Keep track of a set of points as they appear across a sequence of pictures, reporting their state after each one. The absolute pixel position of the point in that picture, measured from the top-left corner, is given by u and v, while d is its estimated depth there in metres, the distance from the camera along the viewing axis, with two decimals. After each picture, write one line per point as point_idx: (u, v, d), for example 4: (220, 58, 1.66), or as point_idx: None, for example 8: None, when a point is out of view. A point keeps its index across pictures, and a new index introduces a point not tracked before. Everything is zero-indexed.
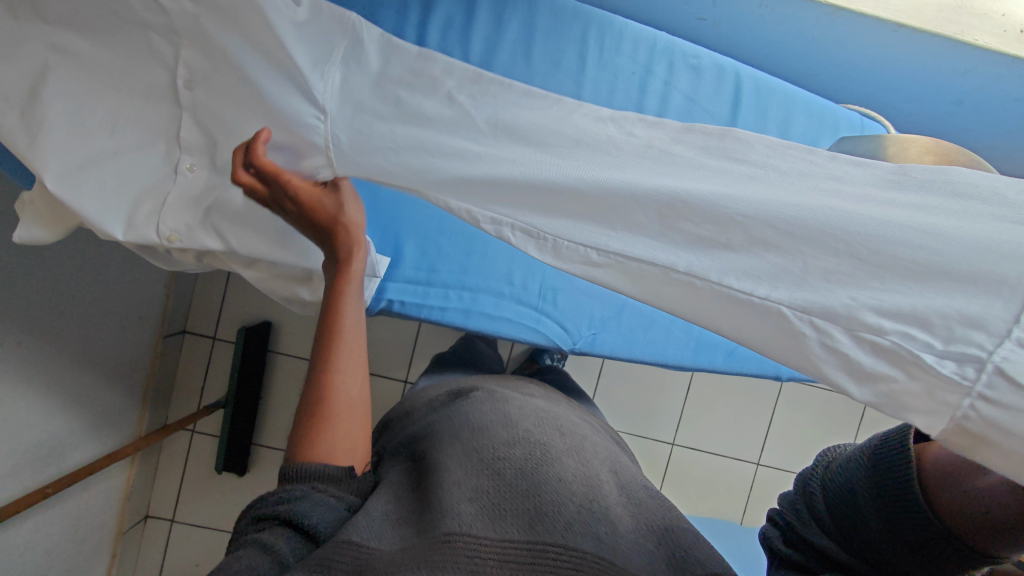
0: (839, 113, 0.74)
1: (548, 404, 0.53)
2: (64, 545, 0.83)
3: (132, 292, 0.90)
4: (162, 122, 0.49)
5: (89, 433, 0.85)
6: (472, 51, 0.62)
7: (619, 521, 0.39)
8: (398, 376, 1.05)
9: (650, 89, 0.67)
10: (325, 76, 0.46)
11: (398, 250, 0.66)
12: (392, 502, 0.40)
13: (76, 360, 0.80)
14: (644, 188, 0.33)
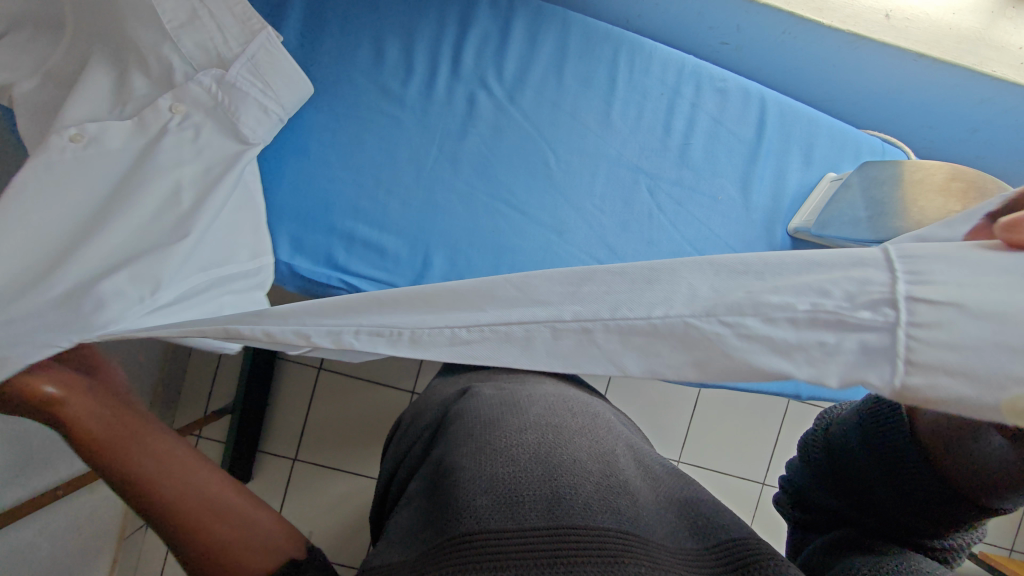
0: (863, 139, 0.74)
1: (557, 389, 0.54)
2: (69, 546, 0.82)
3: None
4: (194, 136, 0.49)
5: None
6: (505, 69, 0.65)
7: (640, 495, 0.38)
8: (405, 387, 1.06)
9: (678, 110, 0.69)
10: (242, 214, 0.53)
11: (427, 262, 0.60)
12: (409, 515, 0.40)
13: None
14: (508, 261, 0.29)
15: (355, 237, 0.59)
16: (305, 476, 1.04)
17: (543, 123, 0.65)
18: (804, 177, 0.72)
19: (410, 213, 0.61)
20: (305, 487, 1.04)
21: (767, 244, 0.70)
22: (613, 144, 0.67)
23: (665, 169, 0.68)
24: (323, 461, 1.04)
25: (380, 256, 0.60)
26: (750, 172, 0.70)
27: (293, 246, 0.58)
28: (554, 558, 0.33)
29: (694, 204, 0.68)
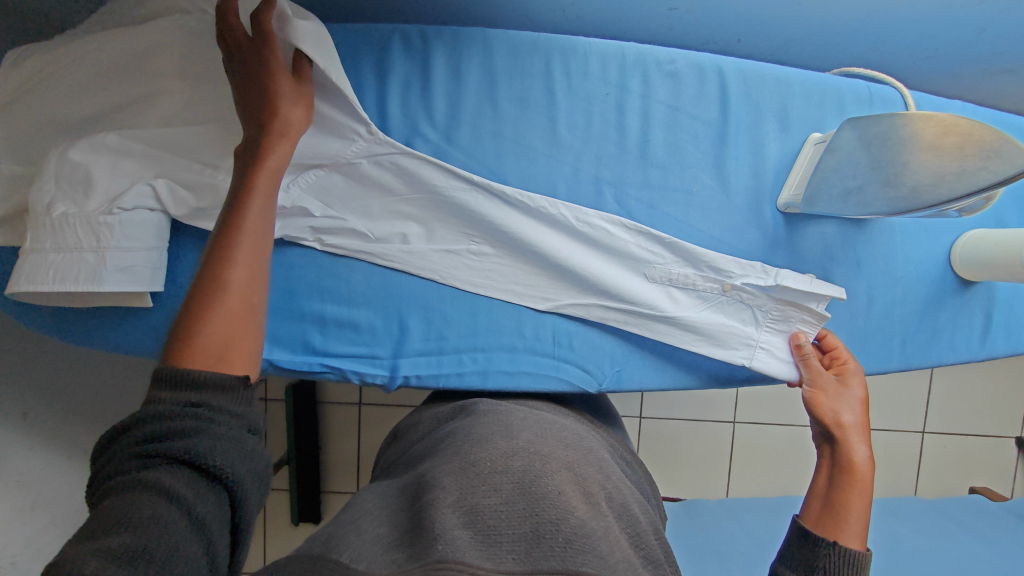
0: (840, 84, 0.75)
1: (555, 417, 0.53)
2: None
3: None
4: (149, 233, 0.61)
5: None
6: (435, 110, 0.68)
7: (618, 544, 0.37)
8: None
9: (628, 106, 0.71)
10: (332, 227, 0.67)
11: (403, 326, 0.69)
12: (385, 523, 0.38)
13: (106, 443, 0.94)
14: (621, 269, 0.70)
15: (326, 319, 0.68)
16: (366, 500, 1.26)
17: (488, 156, 0.69)
18: (784, 145, 0.74)
19: (377, 286, 0.69)
20: None
21: (757, 225, 0.74)
22: (567, 158, 0.70)
23: (628, 173, 0.71)
24: None
25: (354, 330, 0.69)
26: (723, 155, 0.73)
27: (270, 339, 0.68)
28: None
29: (667, 204, 0.72)
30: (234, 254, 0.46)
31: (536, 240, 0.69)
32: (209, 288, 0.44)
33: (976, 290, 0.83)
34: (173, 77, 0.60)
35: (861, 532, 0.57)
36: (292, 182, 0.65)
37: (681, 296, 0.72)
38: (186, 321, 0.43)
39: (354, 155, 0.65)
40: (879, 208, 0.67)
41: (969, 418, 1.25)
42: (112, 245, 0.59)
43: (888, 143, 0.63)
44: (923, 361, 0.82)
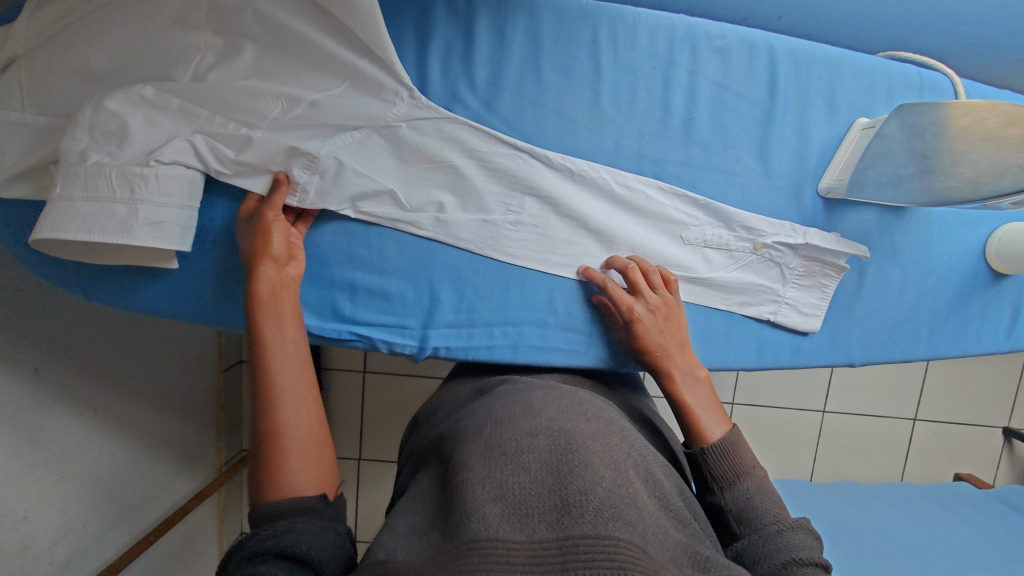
0: (894, 69, 0.75)
1: (577, 393, 0.53)
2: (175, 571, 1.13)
3: (188, 341, 1.15)
4: (182, 193, 0.61)
5: (150, 454, 1.05)
6: (477, 78, 0.67)
7: (645, 511, 0.37)
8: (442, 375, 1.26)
9: (675, 82, 0.70)
10: (364, 189, 0.66)
11: (435, 297, 0.69)
12: (420, 512, 0.39)
13: (128, 396, 0.99)
14: (659, 229, 0.73)
15: (357, 286, 0.68)
16: (373, 465, 1.30)
17: (528, 126, 0.68)
18: (830, 129, 0.74)
19: (410, 256, 0.69)
20: (373, 477, 1.31)
21: (796, 209, 0.75)
22: (609, 133, 0.70)
23: (670, 151, 0.71)
24: (378, 456, 1.30)
25: (385, 299, 0.69)
26: (768, 136, 0.72)
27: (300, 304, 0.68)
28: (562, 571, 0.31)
29: (707, 182, 0.72)
30: (273, 401, 0.50)
31: (577, 206, 0.71)
32: (269, 441, 0.49)
33: (1008, 283, 0.82)
34: (211, 26, 0.60)
35: (721, 430, 0.58)
36: (329, 146, 0.65)
37: (715, 257, 0.74)
38: (264, 478, 0.48)
39: (391, 121, 0.66)
40: (918, 193, 0.70)
41: (984, 413, 1.24)
42: (160, 209, 0.60)
43: (943, 131, 0.65)
44: (951, 352, 0.81)
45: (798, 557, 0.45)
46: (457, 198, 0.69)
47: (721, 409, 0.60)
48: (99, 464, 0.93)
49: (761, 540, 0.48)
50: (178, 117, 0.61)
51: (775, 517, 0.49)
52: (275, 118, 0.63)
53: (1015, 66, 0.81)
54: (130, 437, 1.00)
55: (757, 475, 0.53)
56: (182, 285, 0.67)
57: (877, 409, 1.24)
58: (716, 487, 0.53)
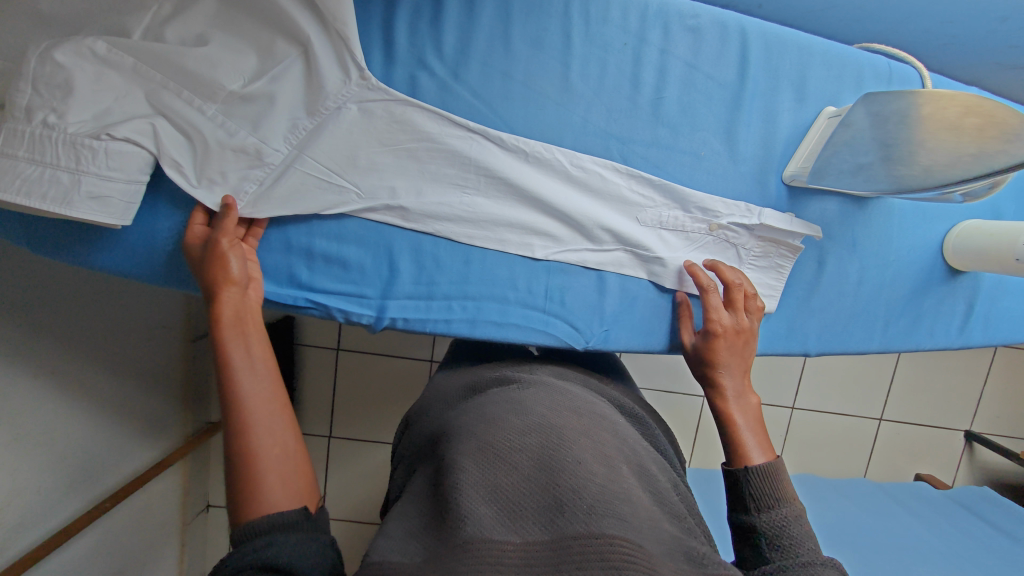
0: (863, 59, 0.76)
1: (568, 387, 0.55)
2: (134, 540, 1.12)
3: (155, 310, 1.11)
4: (133, 167, 0.58)
5: (109, 423, 1.02)
6: (445, 45, 0.65)
7: (639, 505, 0.41)
8: (423, 354, 1.29)
9: (645, 59, 0.70)
10: (309, 161, 0.64)
11: (394, 267, 0.68)
12: (416, 514, 0.43)
13: (91, 360, 0.96)
14: (619, 209, 0.72)
15: (314, 252, 0.66)
16: (341, 445, 1.33)
17: (496, 99, 0.67)
18: (796, 116, 0.74)
19: (366, 225, 0.67)
20: (341, 456, 1.33)
21: (760, 195, 0.75)
22: (578, 109, 0.69)
23: (638, 130, 0.71)
24: (348, 434, 1.33)
25: (343, 268, 0.67)
26: (735, 120, 0.73)
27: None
28: (555, 568, 0.35)
29: (674, 164, 0.72)
30: (243, 424, 0.51)
31: (533, 186, 0.69)
32: (242, 463, 0.49)
33: (962, 281, 0.85)
34: None
35: (762, 456, 0.61)
36: (283, 140, 0.63)
37: (671, 239, 0.74)
38: (242, 496, 0.48)
39: (335, 105, 0.62)
40: (885, 183, 0.69)
41: (936, 414, 1.30)
42: (108, 184, 0.57)
43: (906, 121, 0.63)
44: (903, 345, 0.84)
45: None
46: (414, 171, 0.67)
47: (768, 436, 0.63)
48: (60, 430, 0.91)
49: (792, 566, 0.49)
50: (130, 76, 0.57)
51: (810, 550, 0.50)
52: (230, 91, 0.60)
53: (987, 68, 0.84)
54: (92, 403, 0.97)
55: (795, 506, 0.54)
56: (144, 249, 0.64)
57: (846, 409, 1.29)
58: (753, 507, 0.55)
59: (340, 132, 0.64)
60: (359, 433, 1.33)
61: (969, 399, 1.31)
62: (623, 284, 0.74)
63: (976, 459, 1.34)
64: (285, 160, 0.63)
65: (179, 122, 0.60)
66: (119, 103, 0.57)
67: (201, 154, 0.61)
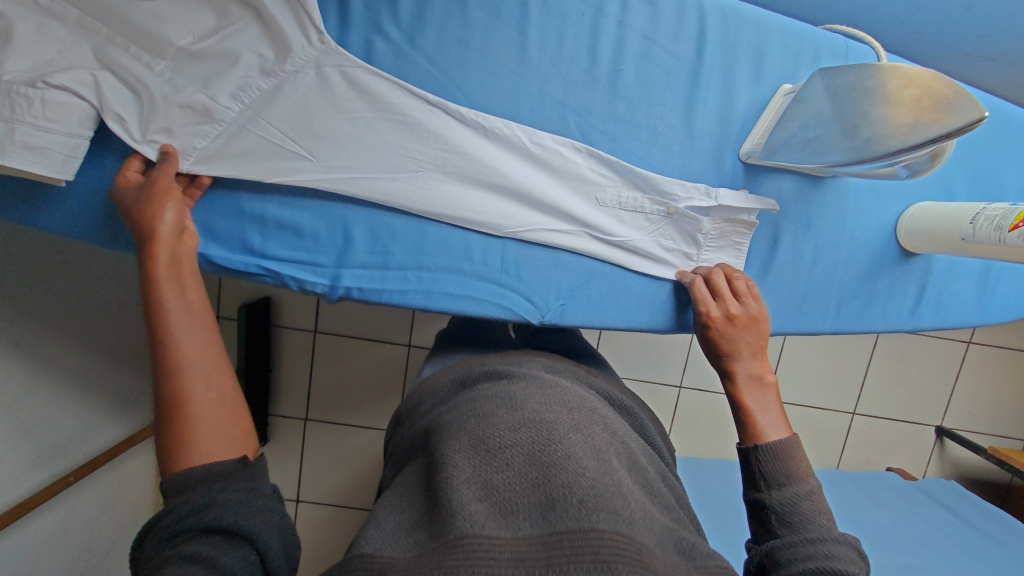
0: (818, 37, 0.74)
1: (556, 381, 0.57)
2: (102, 519, 1.10)
3: (125, 285, 1.08)
4: (71, 120, 0.55)
5: (72, 397, 0.98)
6: (400, 8, 0.61)
7: (630, 497, 0.43)
8: (402, 340, 1.30)
9: (604, 30, 0.67)
10: (263, 124, 0.61)
11: (348, 236, 0.65)
12: (406, 510, 0.44)
13: (55, 330, 0.93)
14: (578, 186, 0.71)
15: (267, 218, 0.63)
16: (317, 427, 1.34)
17: (452, 66, 0.63)
18: (754, 92, 0.73)
19: (319, 193, 0.64)
20: (317, 439, 1.34)
21: (715, 173, 0.74)
22: (534, 80, 0.66)
23: (595, 103, 0.69)
24: (325, 416, 1.33)
25: (296, 234, 0.64)
26: (693, 97, 0.71)
27: (206, 233, 0.63)
28: (548, 561, 0.37)
29: (631, 138, 0.70)
30: (171, 371, 0.49)
31: (490, 161, 0.67)
32: (174, 414, 0.48)
33: (915, 262, 0.85)
34: None
35: (775, 433, 0.59)
36: (234, 98, 0.59)
37: (628, 218, 0.73)
38: (174, 447, 0.47)
39: (294, 68, 0.59)
40: (830, 158, 0.67)
41: (891, 402, 1.37)
42: (44, 136, 0.54)
43: (853, 93, 0.64)
44: (855, 326, 0.84)
45: (835, 566, 0.46)
46: (372, 138, 0.64)
47: (782, 413, 0.61)
48: (21, 402, 0.87)
49: (799, 543, 0.49)
50: (75, 29, 0.54)
51: (821, 529, 0.50)
52: (179, 48, 0.56)
53: (961, 60, 0.84)
54: (52, 378, 0.93)
55: (806, 484, 0.54)
56: (82, 205, 0.60)
57: (818, 400, 1.35)
58: (764, 485, 0.55)
59: (288, 93, 0.60)
60: (332, 415, 1.33)
61: (913, 377, 1.36)
62: (579, 259, 0.72)
63: (946, 453, 1.42)
64: (238, 120, 0.60)
65: (127, 78, 0.56)
66: (63, 55, 0.54)
67: (148, 109, 0.58)
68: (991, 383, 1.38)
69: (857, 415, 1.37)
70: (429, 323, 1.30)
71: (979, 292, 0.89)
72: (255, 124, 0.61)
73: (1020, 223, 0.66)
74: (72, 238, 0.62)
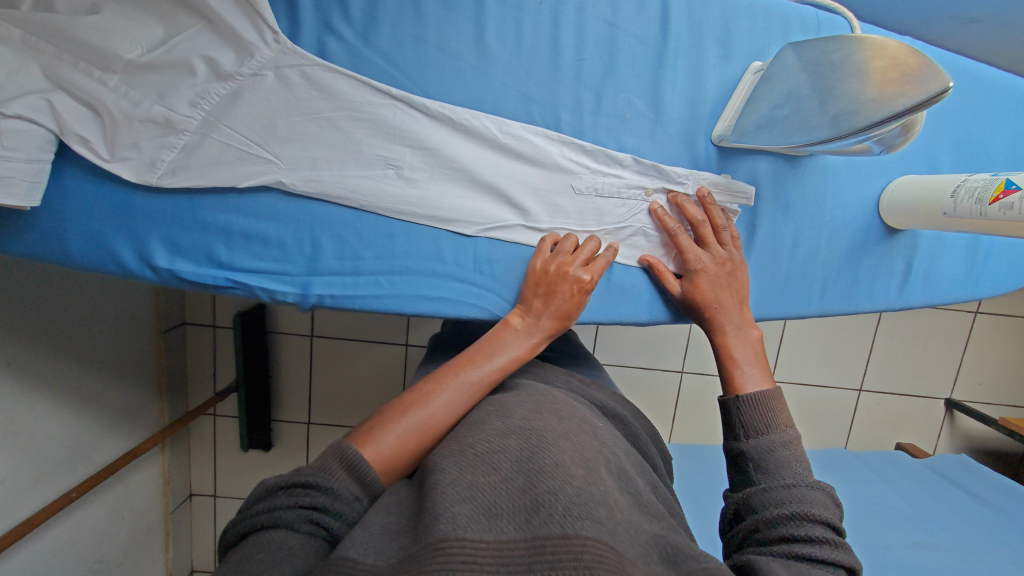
0: (788, 13, 0.71)
1: (548, 388, 0.56)
2: (113, 531, 1.11)
3: (121, 301, 1.08)
4: (30, 146, 0.54)
5: (72, 415, 0.98)
6: (350, 5, 0.59)
7: (616, 507, 0.42)
8: (399, 341, 1.29)
9: (565, 18, 0.65)
10: (223, 133, 0.59)
11: (316, 244, 0.64)
12: (392, 514, 0.43)
13: (52, 351, 0.92)
14: (550, 178, 0.69)
15: (232, 231, 0.62)
16: (319, 431, 1.34)
17: (409, 64, 0.62)
18: (723, 73, 0.71)
19: (285, 200, 0.63)
20: (320, 444, 1.35)
21: (688, 159, 0.72)
22: (496, 73, 0.64)
23: (561, 93, 0.67)
24: (326, 420, 1.34)
25: (262, 244, 0.63)
26: (660, 80, 0.69)
27: (172, 248, 0.62)
28: (529, 568, 0.36)
29: (600, 128, 0.69)
30: (435, 386, 0.55)
31: (458, 156, 0.66)
32: (408, 408, 0.53)
33: (902, 238, 0.83)
34: None
35: (757, 384, 0.61)
36: (191, 107, 0.58)
37: (606, 208, 0.72)
38: (376, 424, 0.51)
39: (252, 71, 0.57)
40: (797, 139, 0.66)
41: (893, 378, 1.35)
42: (7, 164, 0.53)
43: (816, 70, 0.62)
44: (841, 309, 0.83)
45: (810, 514, 0.47)
46: (335, 141, 0.62)
47: (765, 367, 0.63)
48: (19, 423, 0.87)
49: (775, 492, 0.49)
50: (21, 49, 0.53)
51: (797, 475, 0.51)
52: (128, 61, 0.54)
53: (946, 23, 0.81)
54: (50, 396, 0.93)
55: (783, 431, 0.54)
56: (52, 229, 0.59)
57: (823, 380, 1.34)
58: (742, 433, 0.55)
59: (242, 100, 0.59)
60: (334, 419, 1.34)
61: (916, 353, 1.34)
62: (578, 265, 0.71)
63: (957, 427, 1.40)
64: (196, 131, 0.59)
65: (82, 96, 0.55)
66: (12, 78, 0.53)
67: (110, 127, 0.57)
68: (998, 356, 1.36)
69: (862, 393, 1.35)
70: (424, 324, 1.28)
71: (970, 267, 0.87)
72: (214, 133, 0.59)
73: (1000, 195, 0.63)
74: (60, 265, 0.61)
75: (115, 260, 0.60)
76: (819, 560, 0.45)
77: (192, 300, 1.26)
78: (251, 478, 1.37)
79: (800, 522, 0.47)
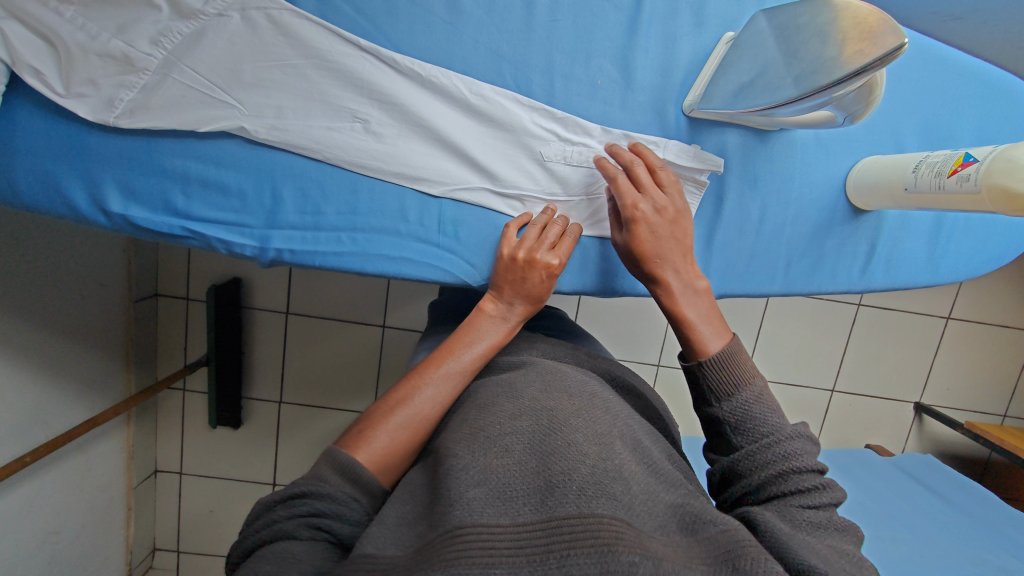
0: None
1: (557, 365, 0.57)
2: (71, 501, 1.07)
3: (90, 265, 1.02)
4: None
5: (32, 380, 0.94)
6: None
7: (632, 481, 0.43)
8: (376, 321, 1.27)
9: None
10: (184, 74, 0.56)
11: (276, 196, 0.62)
12: (407, 502, 0.44)
13: (13, 311, 0.87)
14: (519, 141, 0.68)
15: (189, 176, 0.60)
16: (291, 408, 1.32)
17: (379, 15, 0.60)
18: (696, 42, 0.71)
19: (247, 148, 0.61)
20: (291, 421, 1.32)
21: (658, 126, 0.72)
22: (467, 32, 0.63)
23: (533, 53, 0.66)
24: (297, 396, 1.31)
25: (220, 192, 0.61)
26: (633, 45, 0.69)
27: (127, 194, 0.59)
28: (547, 548, 0.36)
29: (575, 92, 0.68)
30: (418, 381, 0.54)
31: (429, 115, 0.64)
32: (394, 408, 0.52)
33: (867, 219, 0.86)
34: None
35: (716, 342, 0.57)
36: (153, 46, 0.54)
37: (574, 175, 0.71)
38: (362, 429, 0.50)
39: (217, 10, 0.54)
40: (762, 100, 0.66)
41: (859, 369, 1.41)
42: None
43: (784, 32, 0.64)
44: (805, 288, 0.86)
45: (795, 466, 0.50)
46: (302, 92, 0.60)
47: (721, 322, 0.60)
48: None
49: (758, 451, 0.51)
50: None
51: (771, 425, 0.53)
52: None
53: None
54: (9, 360, 0.88)
55: (753, 384, 0.55)
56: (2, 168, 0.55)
57: (798, 379, 1.39)
58: (712, 398, 0.55)
59: (205, 42, 0.55)
60: (308, 396, 1.31)
61: (876, 337, 1.39)
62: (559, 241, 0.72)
63: (926, 430, 1.48)
64: (156, 71, 0.55)
65: (36, 26, 0.52)
66: None
67: (64, 60, 0.53)
68: (955, 357, 1.43)
69: (836, 394, 1.42)
70: (401, 302, 1.27)
71: (932, 251, 0.91)
72: (174, 74, 0.56)
73: (958, 167, 0.68)
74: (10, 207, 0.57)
75: (68, 202, 0.57)
76: (811, 504, 0.49)
77: (165, 266, 1.21)
78: (220, 454, 1.34)
79: (786, 475, 0.50)
